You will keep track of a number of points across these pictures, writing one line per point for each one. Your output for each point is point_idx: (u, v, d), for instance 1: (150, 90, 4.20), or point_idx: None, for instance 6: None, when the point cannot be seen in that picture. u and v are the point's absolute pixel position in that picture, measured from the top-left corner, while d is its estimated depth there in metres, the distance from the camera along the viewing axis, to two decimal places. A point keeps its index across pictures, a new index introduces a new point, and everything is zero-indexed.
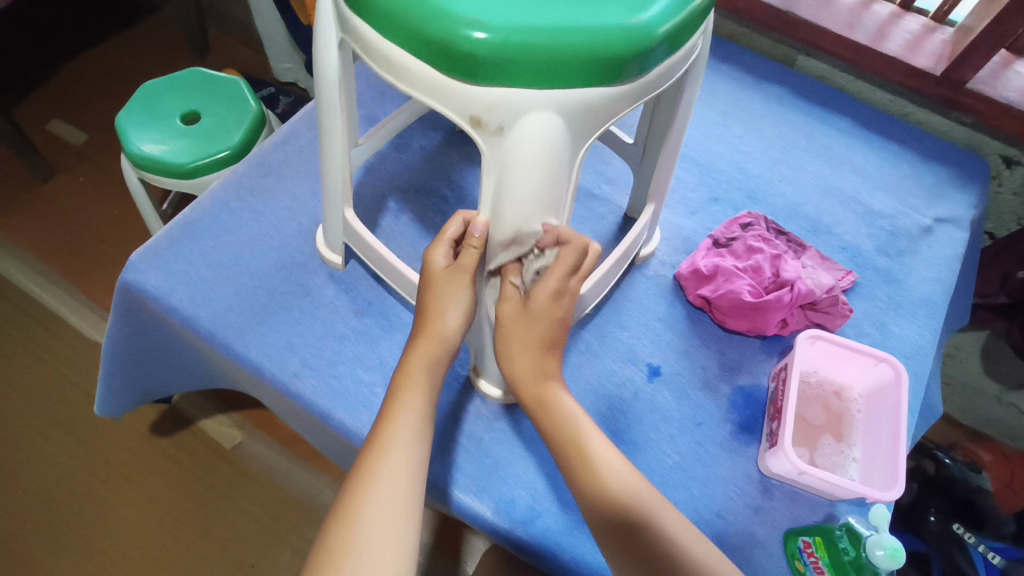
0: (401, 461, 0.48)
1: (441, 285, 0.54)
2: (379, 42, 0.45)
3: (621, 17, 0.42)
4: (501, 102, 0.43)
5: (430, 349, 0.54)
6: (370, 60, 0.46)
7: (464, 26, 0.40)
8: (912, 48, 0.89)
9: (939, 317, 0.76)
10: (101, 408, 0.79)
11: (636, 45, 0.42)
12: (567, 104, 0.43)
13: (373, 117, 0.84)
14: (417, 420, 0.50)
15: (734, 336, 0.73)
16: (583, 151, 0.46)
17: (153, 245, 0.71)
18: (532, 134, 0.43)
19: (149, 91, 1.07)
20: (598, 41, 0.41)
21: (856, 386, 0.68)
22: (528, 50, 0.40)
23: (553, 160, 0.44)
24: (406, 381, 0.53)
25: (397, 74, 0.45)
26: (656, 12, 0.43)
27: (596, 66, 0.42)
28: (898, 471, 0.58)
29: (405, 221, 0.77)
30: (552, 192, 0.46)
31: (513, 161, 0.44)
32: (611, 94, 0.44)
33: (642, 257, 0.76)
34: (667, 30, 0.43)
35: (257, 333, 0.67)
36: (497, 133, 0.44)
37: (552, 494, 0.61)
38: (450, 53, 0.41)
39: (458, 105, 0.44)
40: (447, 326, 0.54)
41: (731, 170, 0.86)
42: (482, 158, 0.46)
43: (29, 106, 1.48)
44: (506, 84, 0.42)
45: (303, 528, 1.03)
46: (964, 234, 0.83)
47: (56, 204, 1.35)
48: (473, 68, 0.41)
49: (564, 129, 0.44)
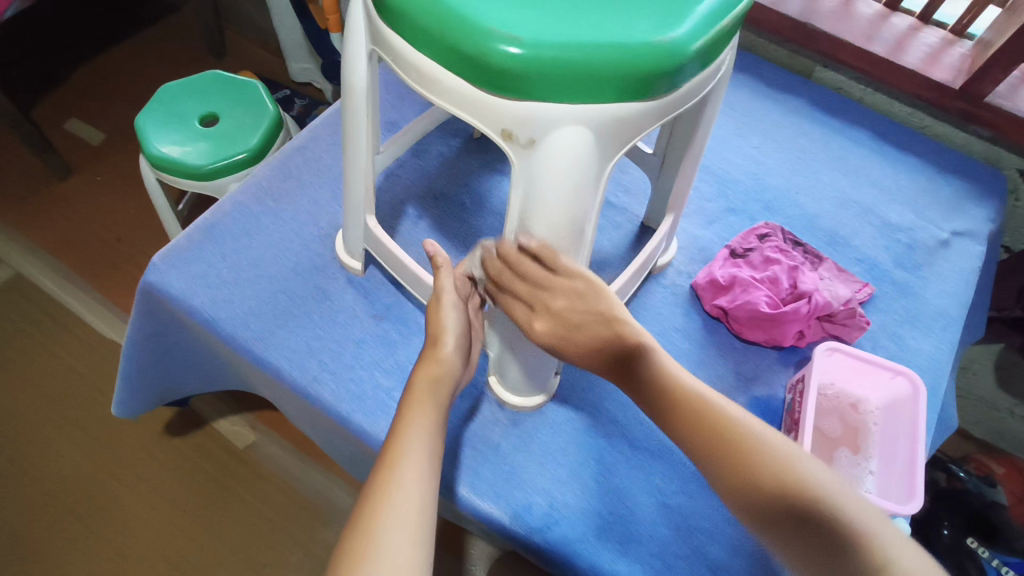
0: (416, 470, 0.47)
1: (431, 309, 0.59)
2: (413, 55, 0.45)
3: (652, 34, 0.43)
4: (532, 115, 0.43)
5: (432, 371, 0.55)
6: (401, 72, 0.47)
7: (498, 41, 0.41)
8: (930, 60, 0.89)
9: (956, 330, 0.76)
10: (119, 408, 0.80)
11: (667, 62, 0.42)
12: (597, 119, 0.43)
13: (393, 124, 0.85)
14: (429, 426, 0.51)
15: (750, 347, 0.73)
16: (611, 165, 0.46)
17: (175, 247, 0.72)
18: (562, 147, 0.43)
19: (168, 93, 1.09)
20: (630, 58, 0.42)
21: (873, 399, 0.68)
22: (561, 65, 0.41)
23: (582, 173, 0.44)
24: (417, 391, 0.53)
25: (429, 87, 0.46)
26: (687, 30, 0.43)
27: (627, 82, 0.42)
28: (915, 485, 0.58)
29: (424, 227, 0.78)
30: (580, 205, 0.46)
31: (543, 174, 0.44)
32: (640, 109, 0.44)
33: (660, 266, 0.77)
34: (697, 47, 0.44)
35: (277, 336, 0.68)
36: (527, 146, 0.44)
37: (569, 501, 0.61)
38: (483, 67, 0.42)
39: (489, 118, 0.45)
40: (444, 349, 0.56)
41: (747, 181, 0.87)
42: (511, 171, 0.46)
43: (47, 106, 1.49)
44: (537, 98, 0.43)
45: (314, 528, 1.04)
46: (981, 247, 0.83)
47: (73, 203, 1.36)
48: (505, 82, 0.42)
49: (594, 143, 0.44)
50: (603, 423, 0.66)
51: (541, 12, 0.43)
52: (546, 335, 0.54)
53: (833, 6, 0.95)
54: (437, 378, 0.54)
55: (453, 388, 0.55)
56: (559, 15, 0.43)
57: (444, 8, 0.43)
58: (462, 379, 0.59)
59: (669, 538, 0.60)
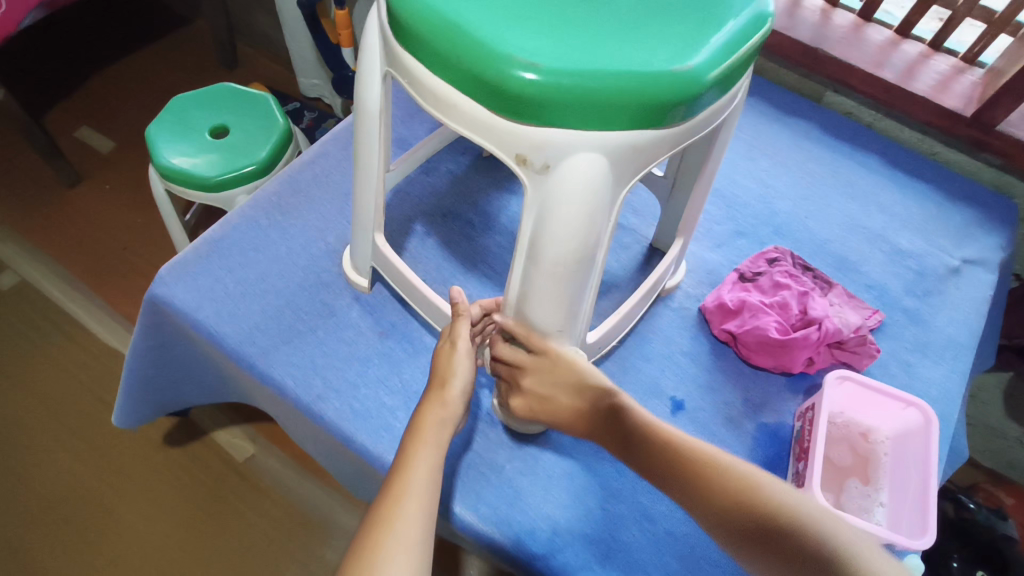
0: (417, 511, 0.46)
1: (443, 353, 0.59)
2: (427, 78, 0.46)
3: (670, 63, 0.43)
4: (548, 140, 0.43)
5: (437, 412, 0.55)
6: (415, 94, 0.47)
7: (516, 67, 0.41)
8: (941, 88, 0.89)
9: (967, 360, 0.75)
10: (119, 418, 0.79)
11: (684, 90, 0.42)
12: (613, 145, 0.43)
13: (403, 141, 0.85)
14: (430, 464, 0.50)
15: (758, 372, 0.72)
16: (625, 192, 0.46)
17: (181, 260, 0.71)
18: (577, 173, 0.43)
19: (179, 105, 1.09)
20: (648, 85, 0.41)
21: (883, 429, 0.67)
22: (579, 92, 0.41)
23: (597, 200, 0.44)
24: (423, 433, 0.53)
25: (444, 110, 0.46)
26: (703, 60, 0.43)
27: (643, 110, 0.42)
28: (928, 519, 0.57)
29: (431, 245, 0.77)
30: (594, 232, 0.46)
31: (557, 199, 0.44)
32: (655, 136, 0.44)
33: (668, 289, 0.76)
34: (715, 76, 0.44)
35: (281, 352, 0.67)
36: (542, 172, 0.44)
37: (573, 527, 0.60)
38: (500, 92, 0.42)
39: (504, 142, 0.45)
40: (452, 391, 0.56)
41: (757, 204, 0.86)
42: (525, 197, 0.46)
43: (59, 114, 1.50)
44: (553, 124, 0.43)
45: (312, 545, 1.02)
46: (993, 276, 0.82)
47: (80, 211, 1.37)
48: (521, 107, 0.42)
49: (609, 170, 0.44)
50: (609, 447, 0.66)
51: (558, 37, 0.43)
52: (522, 409, 0.58)
53: (843, 32, 0.95)
54: (442, 422, 0.54)
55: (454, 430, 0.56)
56: (577, 41, 0.43)
57: (462, 32, 0.43)
58: (462, 423, 0.59)
59: (673, 566, 0.59)
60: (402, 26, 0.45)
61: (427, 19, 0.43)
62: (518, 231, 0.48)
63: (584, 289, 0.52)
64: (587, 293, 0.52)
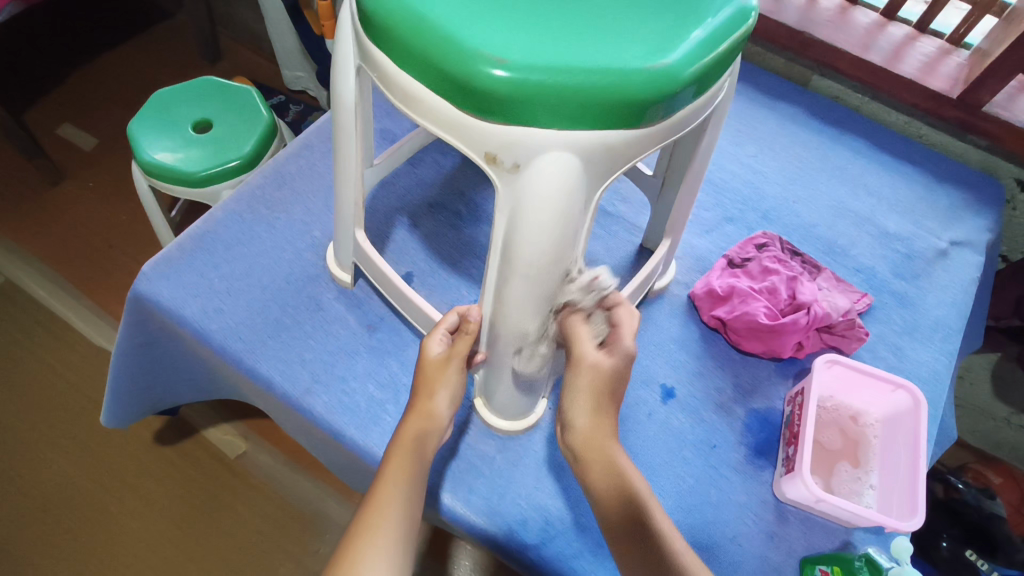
0: (391, 531, 0.47)
1: (432, 365, 0.56)
2: (396, 73, 0.45)
3: (646, 60, 0.41)
4: (516, 140, 0.42)
5: (421, 425, 0.54)
6: (385, 89, 0.47)
7: (483, 63, 0.40)
8: (927, 70, 0.88)
9: (955, 342, 0.75)
10: (108, 417, 0.79)
11: (660, 89, 0.41)
12: (585, 145, 0.42)
13: (389, 132, 0.84)
14: (411, 477, 0.51)
15: (748, 358, 0.72)
16: (599, 192, 0.45)
17: (165, 256, 0.70)
18: (547, 174, 0.43)
19: (161, 100, 1.07)
20: (620, 85, 0.40)
21: (873, 411, 0.68)
22: (549, 90, 0.40)
23: (569, 201, 0.43)
24: (406, 445, 0.53)
25: (413, 107, 0.45)
26: (681, 56, 0.42)
27: (616, 109, 0.41)
28: (918, 501, 0.57)
29: (417, 237, 0.77)
30: (568, 233, 0.45)
31: (528, 199, 0.43)
32: (630, 136, 0.44)
33: (657, 290, 0.75)
34: (693, 73, 0.42)
35: (268, 347, 0.67)
36: (511, 171, 0.44)
37: (565, 514, 0.60)
38: (467, 89, 0.41)
39: (473, 141, 0.44)
40: (438, 405, 0.55)
41: (745, 190, 0.86)
42: (495, 196, 0.45)
43: (39, 111, 1.48)
44: (523, 123, 0.42)
45: (305, 538, 1.02)
46: (980, 257, 0.82)
47: (64, 209, 1.35)
48: (490, 105, 0.41)
49: (581, 171, 0.43)
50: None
51: (532, 32, 0.42)
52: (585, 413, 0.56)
53: (829, 15, 0.94)
54: (426, 434, 0.54)
55: (439, 441, 0.55)
56: (550, 36, 0.42)
57: (429, 25, 0.42)
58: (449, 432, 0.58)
59: None
60: (371, 19, 0.44)
61: (396, 11, 0.42)
62: (491, 231, 0.48)
63: (562, 295, 0.51)
64: (566, 295, 0.51)
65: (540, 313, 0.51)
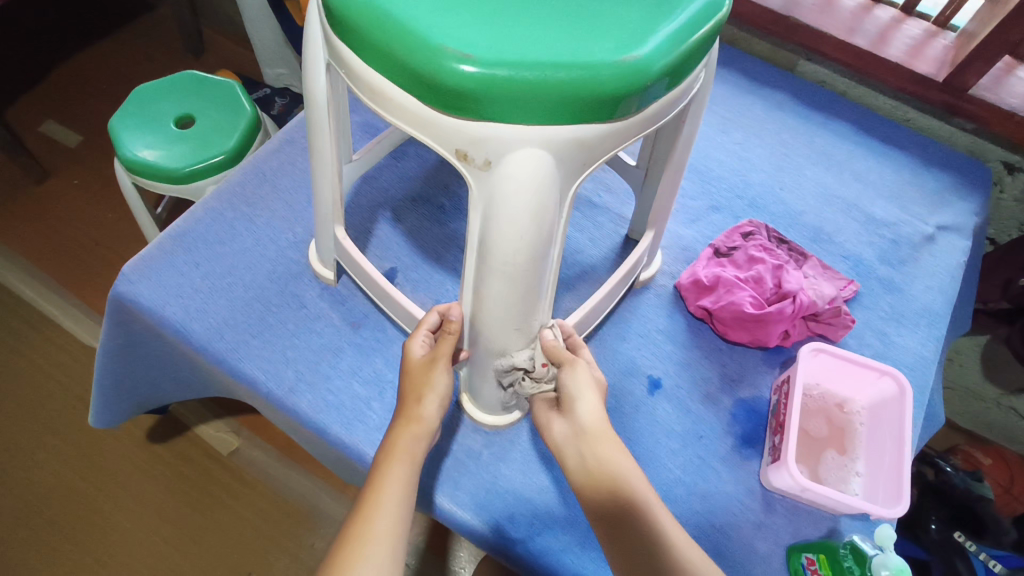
0: (386, 530, 0.48)
1: (417, 365, 0.56)
2: (364, 69, 0.44)
3: (617, 52, 0.41)
4: (487, 137, 0.42)
5: (410, 429, 0.54)
6: (354, 86, 0.46)
7: (450, 59, 0.39)
8: (913, 53, 0.88)
9: (941, 327, 0.75)
10: (95, 418, 0.78)
11: (632, 82, 0.41)
12: (558, 140, 0.42)
13: (372, 126, 0.83)
14: (405, 479, 0.51)
15: (735, 348, 0.72)
16: (574, 188, 0.45)
17: (146, 256, 0.70)
18: (519, 171, 0.42)
19: (141, 95, 1.06)
20: (590, 79, 0.40)
21: (859, 399, 0.68)
22: (516, 84, 0.39)
23: (544, 197, 0.43)
24: (395, 447, 0.53)
25: (383, 104, 0.45)
26: (652, 48, 0.41)
27: (586, 103, 0.41)
28: (902, 488, 0.57)
29: (401, 233, 0.76)
30: (544, 230, 0.44)
31: (501, 196, 0.43)
32: (603, 130, 0.43)
33: (643, 281, 0.75)
34: (665, 65, 0.42)
35: (252, 346, 0.66)
36: (484, 168, 0.43)
37: (553, 509, 0.60)
38: (434, 85, 0.40)
39: (443, 138, 0.43)
40: (427, 409, 0.55)
41: (732, 178, 0.86)
42: (469, 193, 0.45)
43: (21, 108, 1.46)
44: (493, 118, 0.41)
45: (301, 534, 1.03)
46: (967, 242, 0.82)
47: (49, 207, 1.34)
48: (459, 101, 0.41)
49: (554, 167, 0.43)
50: None
51: (499, 25, 0.41)
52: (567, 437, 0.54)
53: None
54: (415, 438, 0.53)
55: (430, 445, 0.55)
56: (518, 30, 0.41)
57: (394, 20, 0.41)
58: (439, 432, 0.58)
59: None
60: (336, 16, 0.43)
61: (361, 7, 0.42)
62: (466, 230, 0.47)
63: (540, 293, 0.50)
64: (545, 289, 0.51)
65: (519, 312, 0.50)
